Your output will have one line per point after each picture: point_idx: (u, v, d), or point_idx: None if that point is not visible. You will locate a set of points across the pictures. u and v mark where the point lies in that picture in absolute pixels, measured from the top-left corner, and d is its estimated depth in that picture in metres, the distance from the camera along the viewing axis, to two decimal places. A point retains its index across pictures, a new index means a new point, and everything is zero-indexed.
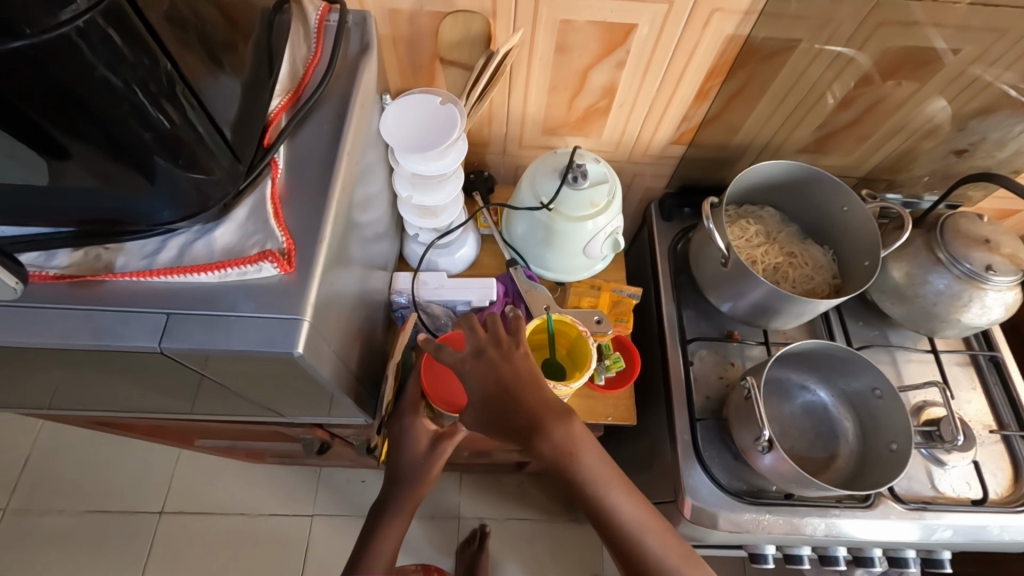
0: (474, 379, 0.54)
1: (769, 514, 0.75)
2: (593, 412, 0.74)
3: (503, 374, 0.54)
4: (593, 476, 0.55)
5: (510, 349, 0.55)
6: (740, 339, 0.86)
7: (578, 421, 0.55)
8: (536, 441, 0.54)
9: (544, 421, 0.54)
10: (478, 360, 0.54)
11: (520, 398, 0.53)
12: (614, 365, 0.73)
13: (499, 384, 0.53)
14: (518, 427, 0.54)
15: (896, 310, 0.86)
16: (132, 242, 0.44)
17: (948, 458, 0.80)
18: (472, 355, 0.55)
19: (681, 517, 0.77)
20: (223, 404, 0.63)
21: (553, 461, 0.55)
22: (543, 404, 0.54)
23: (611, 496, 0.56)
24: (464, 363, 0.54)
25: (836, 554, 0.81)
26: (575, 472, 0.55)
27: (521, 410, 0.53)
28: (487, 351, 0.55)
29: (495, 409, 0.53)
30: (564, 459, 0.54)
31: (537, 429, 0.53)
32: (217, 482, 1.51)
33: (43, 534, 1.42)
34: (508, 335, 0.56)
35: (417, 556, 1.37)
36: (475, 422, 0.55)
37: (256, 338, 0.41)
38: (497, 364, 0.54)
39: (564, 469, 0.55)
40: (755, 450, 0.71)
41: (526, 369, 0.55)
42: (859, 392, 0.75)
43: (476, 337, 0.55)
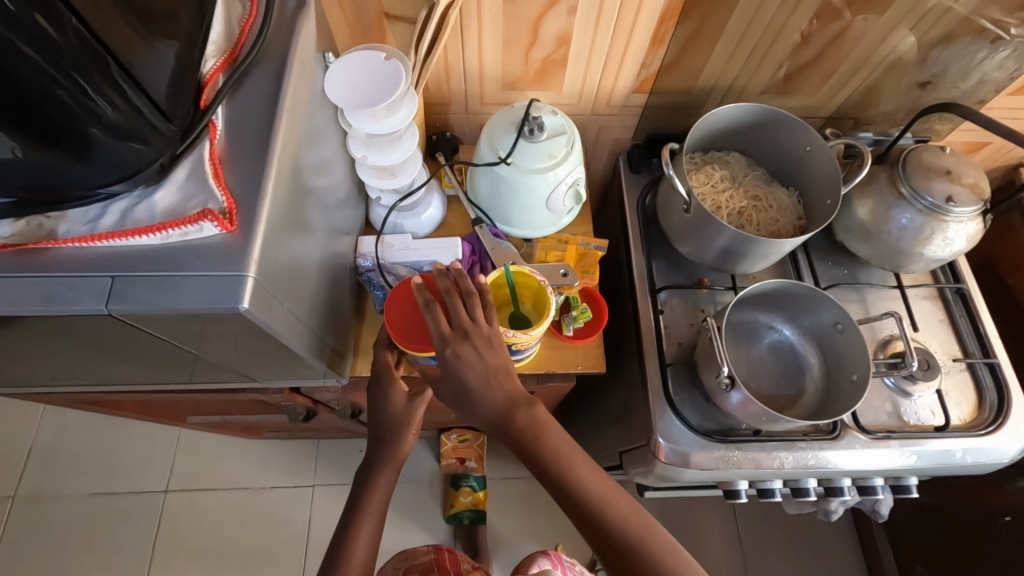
0: (462, 362, 0.55)
1: (738, 450, 0.78)
2: (562, 362, 0.76)
3: (481, 358, 0.56)
4: (555, 456, 0.58)
5: (491, 333, 0.57)
6: (710, 285, 0.87)
7: (542, 408, 0.59)
8: (501, 422, 0.58)
9: (511, 406, 0.58)
10: (462, 343, 0.55)
11: (495, 384, 0.57)
12: (581, 316, 0.75)
13: (477, 367, 0.56)
14: (482, 409, 0.58)
15: (862, 248, 0.86)
16: (75, 209, 0.45)
17: (914, 388, 0.82)
18: (459, 336, 0.55)
19: (655, 460, 0.79)
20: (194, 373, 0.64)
21: (519, 441, 0.58)
22: (515, 387, 0.58)
23: (573, 474, 0.57)
24: (452, 344, 0.55)
25: (807, 486, 0.84)
26: (538, 453, 0.58)
27: (485, 391, 0.57)
28: (472, 334, 0.55)
29: (475, 393, 0.57)
30: (528, 441, 0.58)
31: (501, 412, 0.58)
32: (218, 459, 1.55)
33: (54, 516, 1.47)
34: (489, 320, 0.57)
35: (417, 517, 1.41)
36: (450, 395, 0.58)
37: (201, 296, 0.42)
38: (480, 349, 0.56)
39: (527, 450, 0.58)
40: (721, 389, 0.73)
41: (502, 356, 0.57)
42: (822, 328, 0.77)
43: (462, 317, 0.56)
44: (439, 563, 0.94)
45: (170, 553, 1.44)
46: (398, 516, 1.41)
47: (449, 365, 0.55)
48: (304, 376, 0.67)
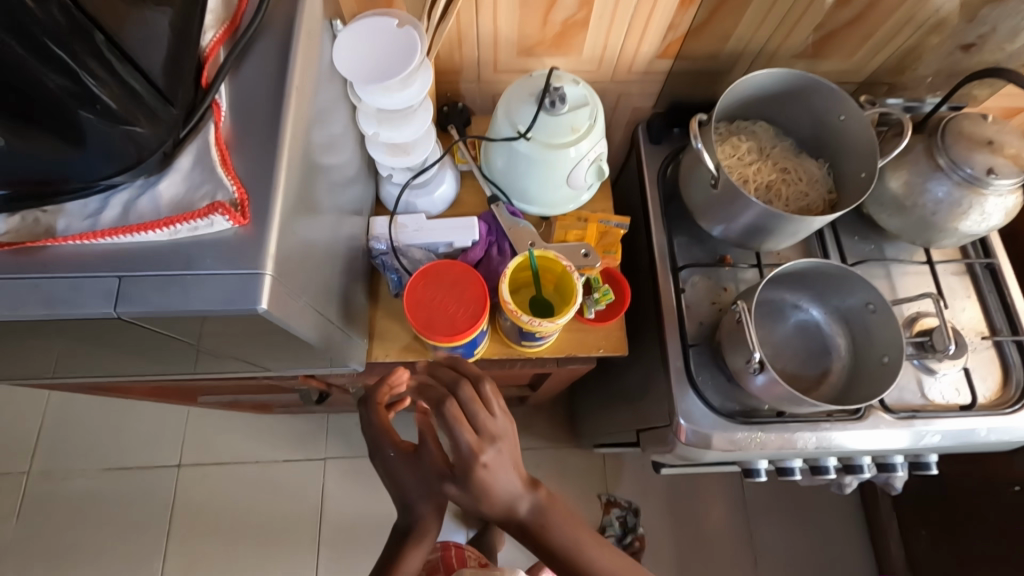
0: (490, 471, 0.56)
1: (762, 431, 0.76)
2: (584, 346, 0.74)
3: (498, 458, 0.56)
4: (566, 542, 0.58)
5: (506, 428, 0.58)
6: (733, 263, 0.85)
7: (549, 494, 0.60)
8: (513, 514, 0.58)
9: (522, 499, 0.58)
10: (481, 445, 0.56)
11: (513, 479, 0.57)
12: (603, 299, 0.72)
13: (494, 467, 0.56)
14: (497, 506, 0.57)
15: (892, 222, 0.83)
16: (72, 202, 0.42)
17: (938, 366, 0.81)
18: (486, 442, 0.56)
19: (677, 441, 0.78)
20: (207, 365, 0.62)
21: (529, 532, 0.58)
22: (526, 479, 0.58)
23: (586, 554, 0.58)
24: (479, 452, 0.56)
25: (826, 464, 0.83)
26: (548, 542, 0.58)
27: (500, 488, 0.56)
28: (490, 434, 0.56)
29: (497, 495, 0.57)
30: (539, 530, 0.58)
31: (513, 505, 0.58)
32: (228, 434, 1.55)
33: (68, 493, 1.49)
34: (502, 414, 0.59)
35: None
36: (465, 496, 0.57)
37: (215, 297, 0.39)
38: (497, 447, 0.56)
39: (538, 541, 0.58)
40: (747, 371, 0.71)
41: (514, 451, 0.57)
42: (852, 308, 0.75)
43: (483, 419, 0.56)
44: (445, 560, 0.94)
45: (186, 526, 1.47)
46: None
47: (478, 476, 0.55)
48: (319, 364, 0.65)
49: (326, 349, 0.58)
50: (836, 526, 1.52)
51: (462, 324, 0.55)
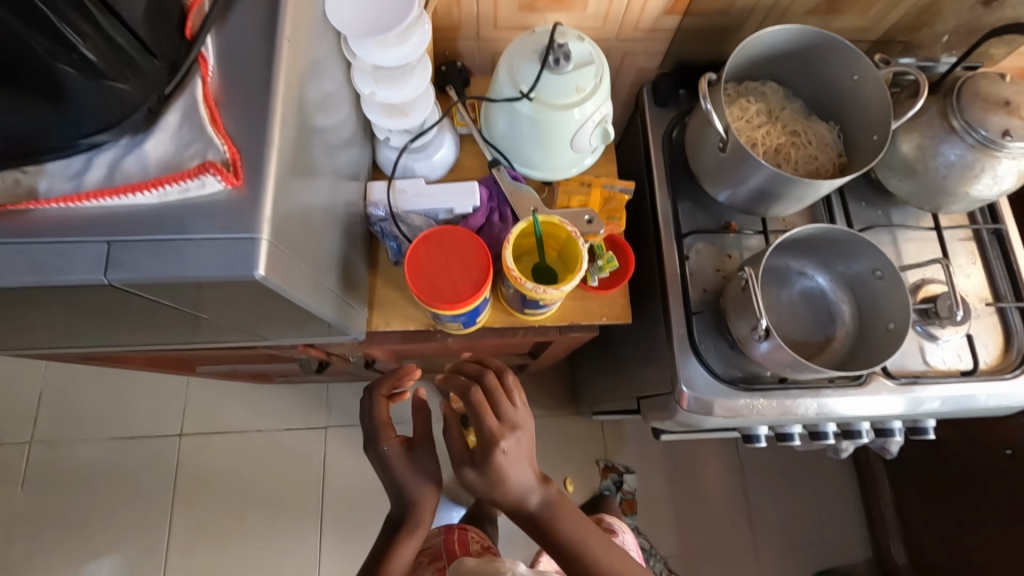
0: (508, 455, 0.67)
1: (763, 398, 0.77)
2: (587, 314, 0.73)
3: (519, 446, 0.68)
4: (571, 532, 0.69)
5: (525, 421, 0.70)
6: (738, 230, 0.83)
7: (558, 490, 0.72)
8: (526, 500, 0.69)
9: (535, 490, 0.70)
10: (505, 432, 0.67)
11: (528, 468, 0.69)
12: (607, 266, 0.70)
13: (513, 454, 0.67)
14: (513, 492, 0.68)
15: (902, 186, 0.82)
16: (54, 162, 0.39)
17: (942, 332, 0.80)
18: (507, 429, 0.67)
19: (678, 407, 0.78)
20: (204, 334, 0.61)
21: (540, 520, 0.70)
22: (538, 471, 0.70)
23: (589, 547, 0.69)
24: (501, 437, 0.67)
25: (825, 430, 0.84)
26: (556, 529, 0.69)
27: (518, 474, 0.68)
28: (511, 424, 0.68)
29: (512, 483, 0.68)
30: (549, 518, 0.70)
31: (527, 493, 0.69)
32: (228, 404, 1.60)
33: (76, 460, 1.54)
34: (523, 409, 0.71)
35: None
36: (486, 480, 0.67)
37: (209, 263, 0.37)
38: (518, 437, 0.68)
39: (546, 529, 0.69)
40: (752, 339, 0.70)
41: (531, 443, 0.69)
42: (859, 275, 0.74)
43: (506, 409, 0.69)
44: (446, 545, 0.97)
45: (193, 490, 1.54)
46: None
47: (498, 463, 0.66)
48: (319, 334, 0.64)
49: (326, 317, 0.57)
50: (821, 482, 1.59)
51: (464, 292, 0.54)
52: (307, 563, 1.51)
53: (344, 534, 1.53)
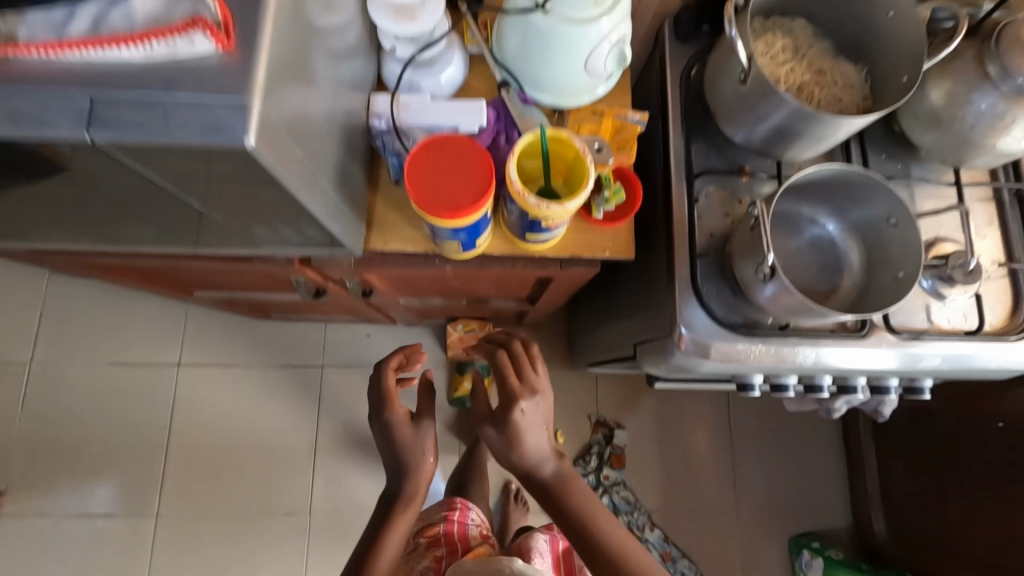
0: (526, 413, 0.81)
1: (760, 344, 0.76)
2: (591, 247, 0.72)
3: (537, 410, 0.82)
4: (579, 506, 0.80)
5: (545, 393, 0.85)
6: (751, 174, 0.81)
7: (570, 466, 0.84)
8: (541, 465, 0.83)
9: (550, 457, 0.83)
10: (526, 395, 0.82)
11: (542, 433, 0.83)
12: (613, 198, 0.69)
13: (531, 417, 0.82)
14: (530, 452, 0.82)
15: (926, 137, 0.78)
16: (35, 12, 0.37)
17: (949, 291, 0.79)
18: (527, 391, 0.82)
19: (676, 349, 0.77)
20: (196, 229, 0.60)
21: (552, 487, 0.82)
22: (552, 443, 0.84)
23: (595, 525, 0.79)
24: (522, 396, 0.82)
25: (821, 383, 0.84)
26: (566, 499, 0.81)
27: (534, 436, 0.81)
28: (531, 389, 0.83)
29: (527, 442, 0.81)
30: (560, 488, 0.82)
31: (542, 458, 0.83)
32: (227, 336, 1.62)
33: (74, 381, 1.57)
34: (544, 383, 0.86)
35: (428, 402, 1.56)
36: (504, 435, 0.81)
37: (196, 124, 0.36)
38: (536, 402, 0.83)
39: (558, 496, 0.81)
40: (757, 280, 0.69)
41: (547, 410, 0.84)
42: (871, 222, 0.72)
43: (531, 376, 0.84)
44: (447, 537, 1.03)
45: (189, 418, 1.57)
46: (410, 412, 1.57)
47: (516, 418, 0.80)
48: (313, 239, 0.63)
49: (320, 217, 0.56)
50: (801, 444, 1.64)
51: (465, 201, 0.53)
52: (299, 494, 1.55)
53: (335, 469, 1.57)
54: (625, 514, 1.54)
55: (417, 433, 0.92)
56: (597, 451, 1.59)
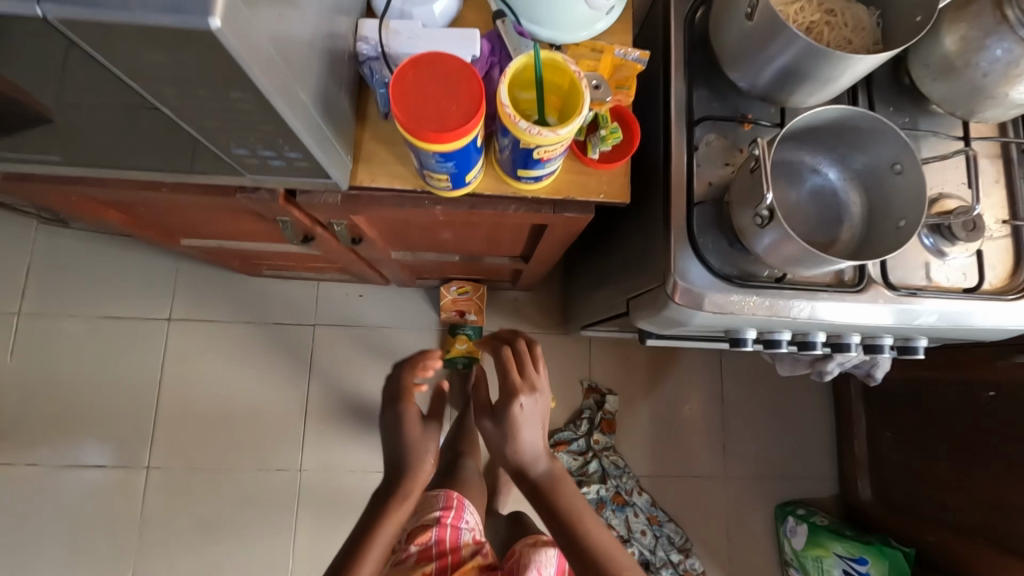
0: (524, 408, 0.85)
1: (756, 296, 0.74)
2: (584, 190, 0.69)
3: (535, 406, 0.87)
4: (567, 506, 0.81)
5: (543, 393, 0.89)
6: (753, 123, 0.78)
7: (562, 468, 0.86)
8: (534, 462, 0.85)
9: (544, 456, 0.86)
10: (526, 390, 0.87)
11: (537, 431, 0.87)
12: (610, 138, 0.66)
13: (529, 411, 0.86)
14: (525, 447, 0.85)
15: (936, 88, 0.76)
16: None
17: (950, 249, 0.77)
18: (527, 388, 0.87)
19: (670, 301, 0.76)
20: (171, 142, 0.58)
21: (542, 485, 0.83)
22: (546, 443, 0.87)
23: (580, 526, 0.79)
24: (522, 392, 0.86)
25: (814, 340, 0.83)
26: (555, 498, 0.82)
27: (530, 432, 0.85)
28: (532, 386, 0.88)
29: (523, 436, 0.85)
30: (550, 486, 0.83)
31: (536, 455, 0.85)
32: (218, 293, 1.60)
33: (63, 333, 1.55)
34: (544, 383, 0.91)
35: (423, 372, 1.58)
36: (503, 428, 0.85)
37: (160, 3, 0.36)
38: (535, 400, 0.87)
39: (548, 494, 0.82)
40: (754, 227, 0.67)
41: (544, 410, 0.88)
42: (873, 170, 0.70)
43: (532, 374, 0.90)
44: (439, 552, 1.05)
45: (180, 373, 1.57)
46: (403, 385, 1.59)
47: (514, 411, 0.84)
48: (295, 162, 0.61)
49: (301, 137, 0.54)
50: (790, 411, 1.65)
51: (452, 123, 0.52)
52: (290, 450, 1.55)
53: (327, 427, 1.57)
54: (614, 478, 1.55)
55: (426, 433, 1.08)
56: (588, 417, 1.59)
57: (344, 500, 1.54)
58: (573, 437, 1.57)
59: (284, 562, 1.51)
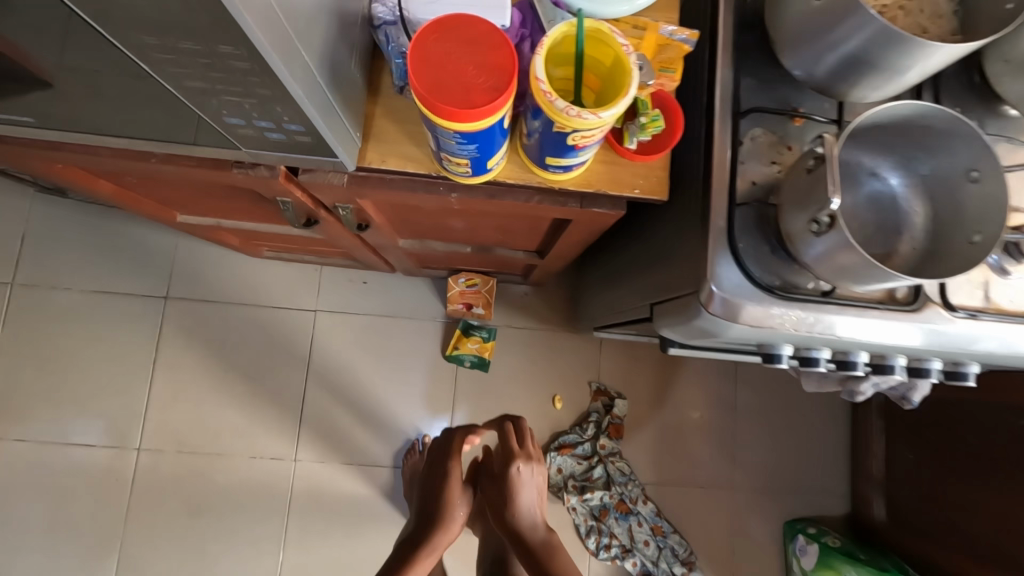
0: (522, 472, 1.15)
1: (799, 310, 0.67)
2: (618, 183, 0.62)
3: (529, 474, 1.15)
4: (556, 567, 1.05)
5: (538, 464, 1.19)
6: (806, 117, 0.70)
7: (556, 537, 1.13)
8: (531, 524, 1.12)
9: (540, 523, 1.13)
10: (524, 460, 1.16)
11: (534, 495, 1.15)
12: (650, 126, 0.58)
13: (528, 482, 1.15)
14: (522, 506, 1.13)
15: (1016, 88, 0.68)
16: None
17: (1016, 269, 0.69)
18: (525, 457, 1.17)
19: (703, 310, 0.69)
20: (158, 105, 0.52)
21: (537, 553, 1.08)
22: (540, 510, 1.15)
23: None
24: (520, 458, 1.16)
25: (856, 360, 0.76)
26: (547, 565, 1.06)
27: (525, 496, 1.13)
28: (528, 455, 1.18)
29: (521, 496, 1.13)
30: (544, 556, 1.07)
31: (532, 518, 1.13)
32: (217, 273, 1.55)
33: (56, 306, 1.50)
34: (540, 458, 1.21)
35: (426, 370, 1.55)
36: (506, 487, 1.14)
37: None
38: (531, 469, 1.16)
39: (542, 561, 1.06)
40: (806, 234, 0.60)
41: (539, 480, 1.17)
42: (941, 177, 0.63)
43: (531, 449, 1.20)
44: None
45: (176, 354, 1.52)
46: (406, 378, 1.55)
47: (514, 473, 1.14)
48: (296, 137, 0.55)
49: (299, 101, 0.47)
50: (804, 424, 1.59)
51: (478, 99, 0.46)
52: (285, 440, 1.50)
53: (324, 417, 1.52)
54: (619, 485, 1.50)
55: (462, 500, 1.19)
56: (595, 420, 1.53)
57: (337, 492, 1.49)
58: (578, 441, 1.51)
59: (273, 554, 1.46)
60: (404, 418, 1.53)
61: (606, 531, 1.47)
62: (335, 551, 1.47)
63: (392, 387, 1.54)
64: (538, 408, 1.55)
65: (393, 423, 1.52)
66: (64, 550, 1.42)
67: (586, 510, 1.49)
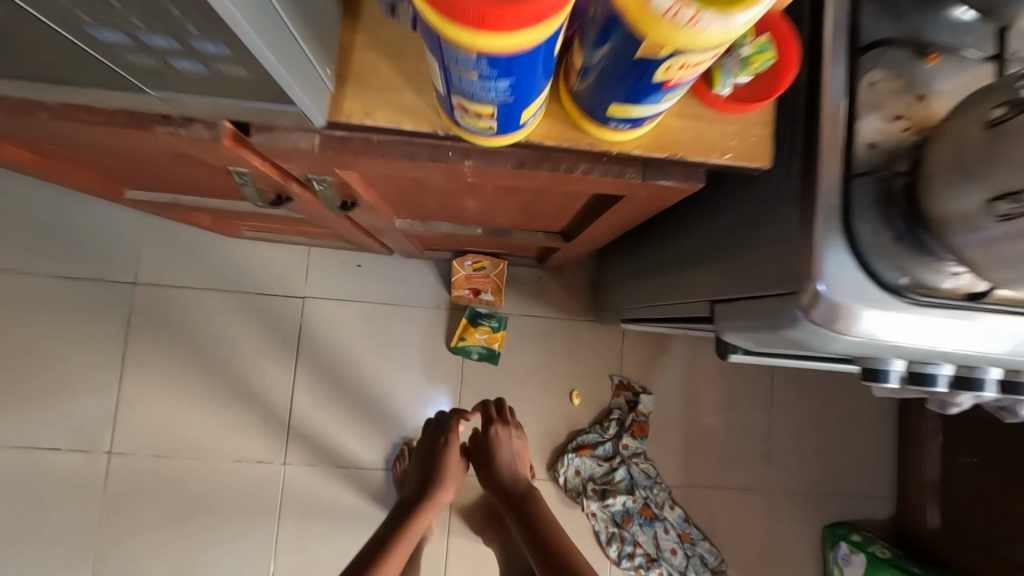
0: (500, 433, 1.17)
1: (936, 317, 0.50)
2: (703, 145, 0.44)
3: (507, 436, 1.17)
4: (542, 516, 1.01)
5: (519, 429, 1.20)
6: (947, 54, 0.52)
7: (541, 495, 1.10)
8: (515, 481, 1.10)
9: (524, 482, 1.11)
10: (502, 425, 1.19)
11: (516, 460, 1.15)
12: (757, 62, 0.40)
13: (508, 445, 1.16)
14: (502, 465, 1.13)
15: None
16: None
17: None
18: (503, 422, 1.19)
19: (802, 317, 0.51)
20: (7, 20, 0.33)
21: (520, 504, 1.05)
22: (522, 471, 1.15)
23: (552, 526, 0.99)
24: (498, 422, 1.19)
25: (984, 378, 0.59)
26: (530, 513, 1.02)
27: (504, 457, 1.14)
28: (507, 420, 1.20)
29: (500, 455, 1.14)
30: (528, 507, 1.04)
31: (516, 476, 1.11)
32: (191, 255, 1.37)
33: (8, 293, 1.32)
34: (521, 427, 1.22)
35: (430, 363, 1.39)
36: (484, 449, 1.16)
37: None
38: (510, 432, 1.18)
39: (525, 511, 1.03)
40: (978, 218, 0.42)
41: (520, 444, 1.18)
42: None
43: (511, 417, 1.23)
44: None
45: (148, 347, 1.35)
46: (406, 371, 1.39)
47: (493, 433, 1.17)
48: (227, 71, 0.37)
49: (217, 3, 0.28)
50: (847, 420, 1.45)
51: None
52: (272, 441, 1.35)
53: (315, 416, 1.37)
54: (643, 489, 1.35)
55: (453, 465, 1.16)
56: (617, 418, 1.38)
57: (332, 497, 1.35)
58: (599, 441, 1.36)
59: (262, 566, 1.33)
60: (405, 416, 1.38)
61: (629, 539, 1.33)
62: (330, 562, 1.34)
63: (391, 381, 1.39)
64: (554, 405, 1.40)
65: (392, 422, 1.38)
66: (31, 564, 1.29)
67: (607, 516, 1.34)
